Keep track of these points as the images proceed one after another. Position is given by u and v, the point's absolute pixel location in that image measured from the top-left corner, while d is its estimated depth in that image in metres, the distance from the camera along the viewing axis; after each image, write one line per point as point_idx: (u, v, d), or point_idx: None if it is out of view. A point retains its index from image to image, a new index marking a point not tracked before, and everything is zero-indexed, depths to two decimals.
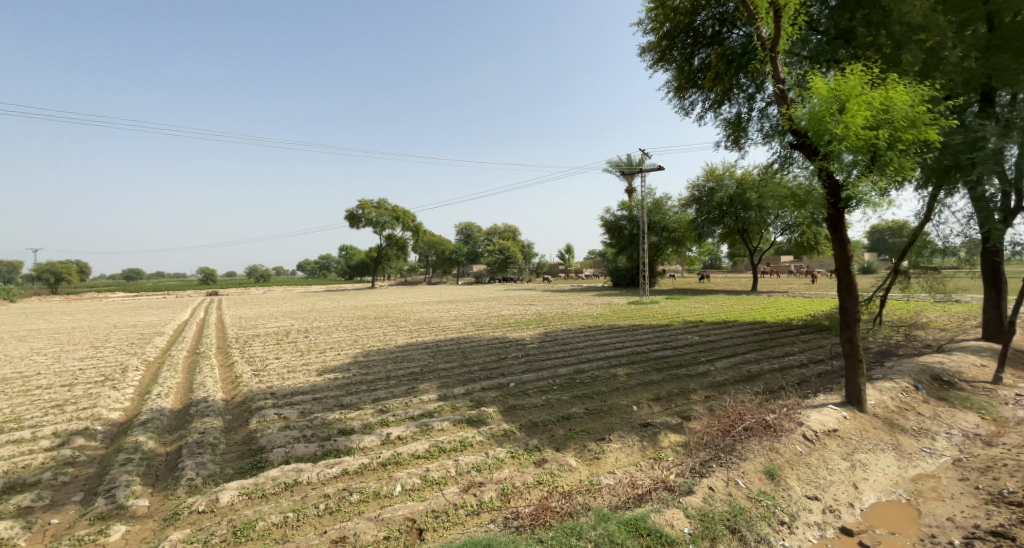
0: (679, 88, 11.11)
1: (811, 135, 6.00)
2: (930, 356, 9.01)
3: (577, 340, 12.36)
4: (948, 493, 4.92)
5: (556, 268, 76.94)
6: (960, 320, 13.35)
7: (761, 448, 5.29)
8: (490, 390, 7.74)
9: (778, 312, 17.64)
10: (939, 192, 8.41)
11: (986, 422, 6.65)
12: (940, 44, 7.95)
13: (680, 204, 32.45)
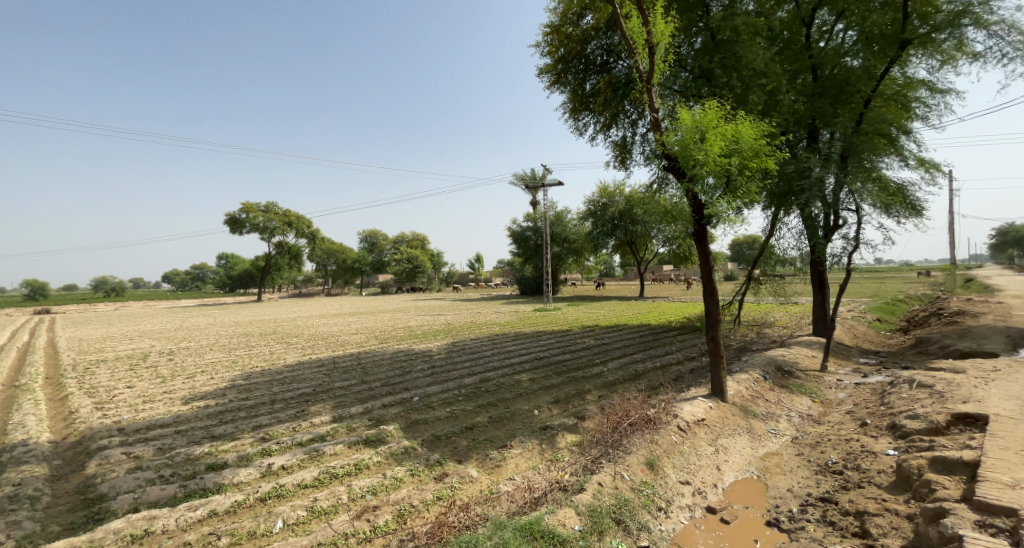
0: (574, 110, 11.85)
1: (680, 160, 6.79)
2: (775, 350, 10.62)
3: (483, 349, 12.41)
4: (788, 467, 5.82)
5: (462, 278, 76.80)
6: (798, 319, 15.95)
7: (644, 441, 5.76)
8: (391, 407, 7.42)
9: (662, 315, 19.46)
10: (780, 212, 9.98)
11: (816, 404, 8.00)
12: (777, 89, 9.52)
13: (579, 218, 34.47)
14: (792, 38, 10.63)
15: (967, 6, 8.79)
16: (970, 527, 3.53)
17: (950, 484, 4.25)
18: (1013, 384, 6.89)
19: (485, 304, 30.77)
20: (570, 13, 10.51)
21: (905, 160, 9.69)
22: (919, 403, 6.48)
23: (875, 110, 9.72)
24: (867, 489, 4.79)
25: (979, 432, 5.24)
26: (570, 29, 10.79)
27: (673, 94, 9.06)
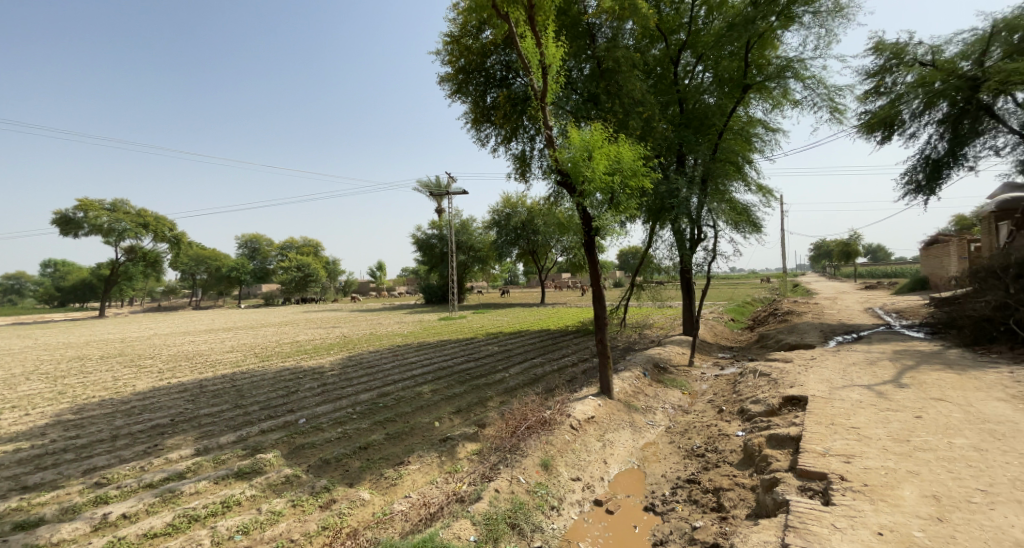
0: (475, 121, 11.95)
1: (571, 176, 7.23)
2: (653, 349, 11.75)
3: (380, 362, 11.80)
4: (663, 454, 6.46)
5: (358, 288, 72.62)
6: (672, 320, 17.82)
7: (539, 443, 5.96)
8: (271, 432, 6.70)
9: (560, 320, 20.39)
10: (656, 226, 11.09)
11: (685, 396, 9.00)
12: (652, 117, 10.62)
13: (484, 227, 34.66)
14: (663, 73, 11.96)
15: (789, 62, 10.72)
16: (796, 491, 4.22)
17: (782, 456, 5.05)
18: (825, 369, 8.45)
19: (386, 314, 29.44)
20: (471, 25, 10.61)
21: (748, 185, 11.45)
22: (761, 389, 7.63)
23: (727, 141, 11.34)
24: (723, 468, 5.50)
25: (803, 410, 6.32)
26: (470, 42, 10.92)
27: (566, 114, 9.60)
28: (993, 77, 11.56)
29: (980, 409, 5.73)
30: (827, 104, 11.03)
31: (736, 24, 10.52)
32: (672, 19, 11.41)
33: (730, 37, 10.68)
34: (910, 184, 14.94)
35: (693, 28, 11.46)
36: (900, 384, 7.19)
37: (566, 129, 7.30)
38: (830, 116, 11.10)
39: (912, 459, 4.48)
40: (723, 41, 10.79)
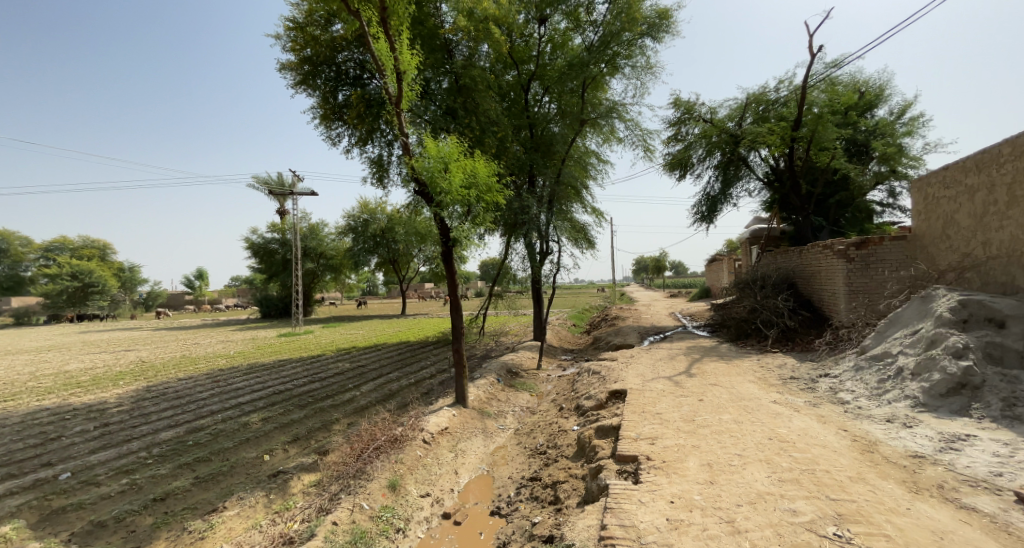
0: (324, 117, 11.02)
1: (428, 185, 7.11)
2: (506, 356, 12.23)
3: (197, 389, 9.93)
4: (511, 457, 6.73)
5: (170, 302, 60.17)
6: (525, 327, 18.83)
7: (386, 464, 5.70)
8: (13, 497, 5.10)
9: (419, 331, 19.93)
10: (510, 240, 11.63)
11: (532, 397, 9.57)
12: (505, 139, 11.11)
13: (337, 232, 31.79)
14: (516, 98, 12.70)
15: (615, 105, 12.39)
16: (615, 475, 4.81)
17: (607, 445, 5.71)
18: (641, 365, 9.88)
19: (209, 331, 24.92)
20: (318, 15, 9.84)
21: (584, 207, 12.84)
22: (594, 386, 8.55)
23: (568, 166, 12.60)
24: (561, 462, 5.99)
25: (623, 402, 7.26)
26: (318, 32, 10.14)
27: (423, 124, 9.42)
28: (747, 135, 15.21)
29: (741, 390, 7.33)
30: (642, 144, 13.04)
31: (574, 64, 11.76)
32: (522, 50, 12.24)
33: (569, 74, 11.85)
34: (699, 214, 18.62)
35: (540, 62, 12.47)
36: (691, 374, 8.80)
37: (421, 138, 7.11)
38: (644, 154, 13.16)
39: (697, 435, 5.49)
40: (564, 78, 11.96)
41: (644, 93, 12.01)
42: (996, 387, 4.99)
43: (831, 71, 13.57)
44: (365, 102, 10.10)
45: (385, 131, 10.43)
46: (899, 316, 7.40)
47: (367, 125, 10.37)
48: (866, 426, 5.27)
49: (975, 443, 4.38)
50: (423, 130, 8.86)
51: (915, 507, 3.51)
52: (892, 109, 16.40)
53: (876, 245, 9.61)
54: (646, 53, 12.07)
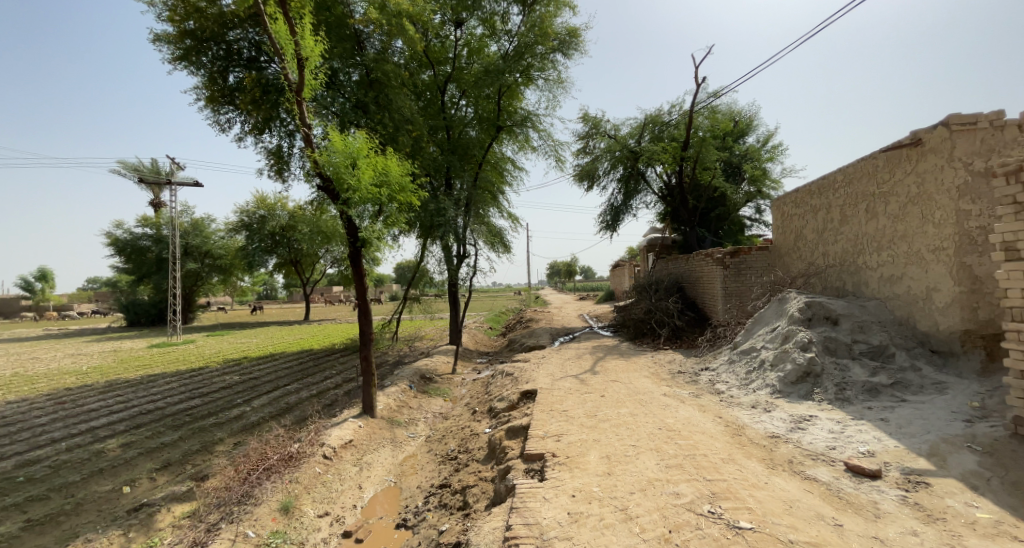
0: (209, 100, 9.91)
1: (333, 181, 6.56)
2: (419, 361, 11.92)
3: (37, 413, 8.36)
4: (420, 465, 6.57)
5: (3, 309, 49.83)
6: (440, 330, 18.53)
7: (278, 485, 5.30)
8: None
9: (324, 338, 18.69)
10: (427, 242, 11.33)
11: (445, 402, 9.44)
12: (421, 137, 10.51)
13: (227, 229, 28.66)
14: (432, 98, 12.39)
15: (529, 114, 12.72)
16: (521, 475, 4.92)
17: (515, 445, 5.82)
18: (551, 365, 10.23)
19: (58, 343, 21.05)
20: None
21: (500, 212, 12.97)
22: (506, 388, 8.66)
23: (484, 171, 12.69)
24: (471, 466, 5.98)
25: (534, 402, 7.45)
26: (203, 4, 9.08)
27: (330, 116, 8.74)
28: (643, 153, 16.53)
29: (639, 385, 7.91)
30: (554, 154, 13.52)
31: (490, 71, 11.86)
32: (438, 50, 12.01)
33: (486, 81, 11.87)
34: (604, 222, 19.83)
35: (456, 65, 12.34)
36: (596, 372, 9.30)
37: (327, 130, 6.56)
38: (556, 164, 13.63)
39: (598, 430, 5.82)
40: (481, 84, 12.00)
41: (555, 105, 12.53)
42: (830, 374, 5.92)
43: (711, 100, 15.20)
44: (260, 86, 9.24)
45: (286, 120, 9.72)
46: (763, 316, 8.51)
47: (263, 112, 9.50)
48: (737, 412, 5.98)
49: (817, 422, 5.18)
50: (329, 122, 8.25)
51: (771, 482, 4.05)
52: (759, 137, 18.89)
53: (747, 254, 11.01)
54: (558, 68, 12.59)
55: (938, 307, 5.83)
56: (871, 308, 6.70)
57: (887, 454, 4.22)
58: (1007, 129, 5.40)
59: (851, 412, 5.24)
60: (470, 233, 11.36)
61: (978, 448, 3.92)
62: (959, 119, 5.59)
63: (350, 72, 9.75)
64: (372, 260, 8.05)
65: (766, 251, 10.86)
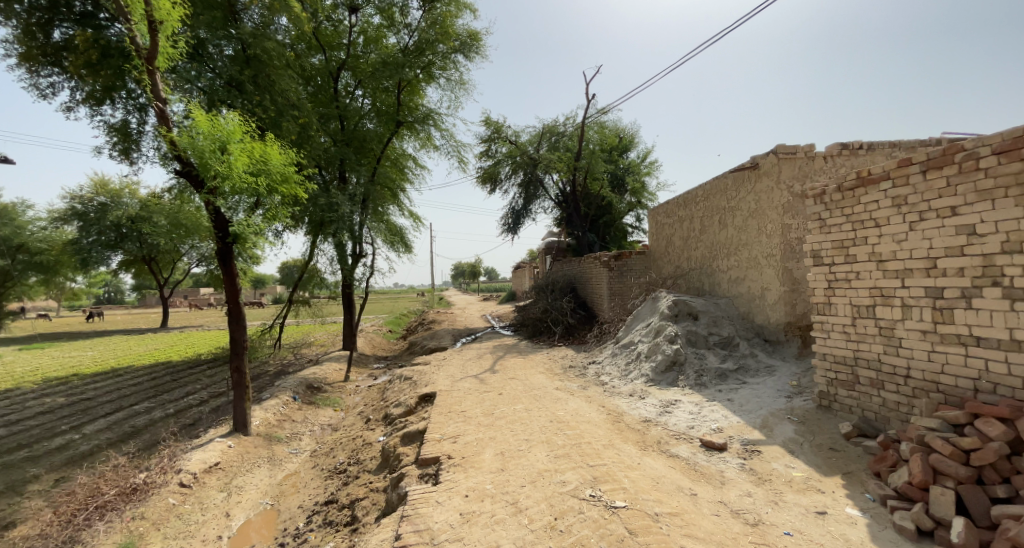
0: (26, 58, 8.16)
1: (196, 165, 5.78)
2: (307, 369, 11.07)
3: None
4: (303, 483, 6.11)
5: None
6: (333, 335, 17.40)
7: (115, 525, 4.66)
8: None
9: (187, 348, 16.42)
10: (316, 239, 10.55)
11: (336, 412, 8.88)
12: (309, 123, 9.52)
13: (52, 219, 23.73)
14: (323, 85, 11.46)
15: (432, 112, 12.47)
16: (415, 481, 4.82)
17: (410, 451, 5.68)
18: (451, 366, 10.18)
19: None
20: None
21: (400, 210, 12.57)
22: (403, 393, 8.41)
23: (382, 167, 12.16)
24: (361, 479, 5.70)
25: (432, 404, 7.34)
26: None
27: (193, 91, 7.69)
28: (541, 160, 17.05)
29: (533, 381, 8.22)
30: (456, 154, 13.43)
31: (389, 63, 11.36)
32: (330, 35, 11.21)
33: (384, 73, 11.29)
34: (506, 225, 20.27)
35: (351, 52, 11.57)
36: (494, 371, 9.46)
37: (190, 107, 5.74)
38: (459, 164, 13.55)
39: (493, 427, 5.93)
40: (379, 76, 11.39)
41: (457, 105, 12.46)
42: (691, 362, 6.73)
43: (600, 115, 16.29)
44: (98, 48, 7.90)
45: (134, 92, 8.35)
46: (640, 313, 9.38)
47: (103, 80, 8.08)
48: (618, 401, 6.52)
49: (681, 405, 5.85)
50: (192, 99, 7.27)
51: (643, 462, 4.48)
52: (639, 153, 20.71)
53: (628, 258, 12.04)
54: (459, 69, 12.59)
55: (770, 304, 6.90)
56: (723, 305, 7.79)
57: (732, 429, 4.92)
58: (817, 159, 6.56)
59: (706, 394, 6.01)
60: (367, 231, 10.80)
61: (795, 419, 4.73)
62: (784, 149, 6.67)
63: (223, 45, 8.37)
64: (250, 261, 7.26)
65: (644, 255, 11.98)
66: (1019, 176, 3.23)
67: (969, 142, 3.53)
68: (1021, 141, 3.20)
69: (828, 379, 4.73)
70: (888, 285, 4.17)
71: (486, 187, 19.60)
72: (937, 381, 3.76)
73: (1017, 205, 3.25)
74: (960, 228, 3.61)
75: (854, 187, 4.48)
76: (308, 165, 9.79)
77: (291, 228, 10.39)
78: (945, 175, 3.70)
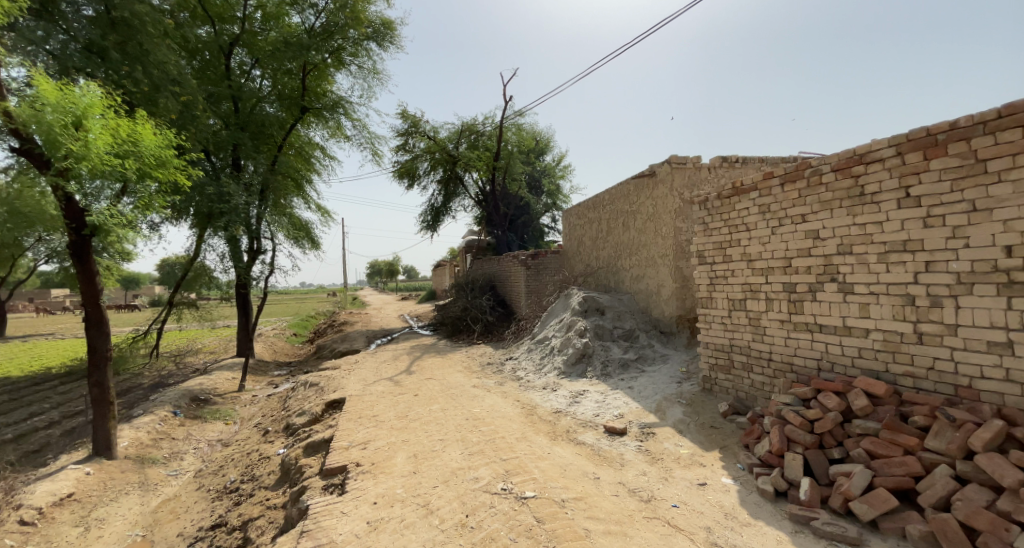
0: None
1: (41, 143, 4.89)
2: (193, 380, 9.90)
3: None
4: (184, 507, 5.49)
5: None
6: (225, 341, 15.73)
7: None
8: None
9: (34, 361, 13.88)
10: (203, 233, 9.50)
11: (227, 426, 8.04)
12: (193, 102, 8.52)
13: None
14: (211, 60, 10.19)
15: (342, 100, 11.83)
16: (318, 493, 4.53)
17: (313, 462, 5.33)
18: (363, 370, 9.72)
19: None
20: None
21: (305, 204, 11.77)
22: (308, 400, 7.87)
23: (283, 156, 11.25)
24: (256, 496, 5.25)
25: (340, 411, 6.96)
26: None
27: (41, 55, 6.50)
28: (461, 159, 17.11)
29: (450, 381, 8.13)
30: (369, 146, 12.85)
31: (292, 44, 10.50)
32: (222, 6, 10.11)
33: (287, 55, 10.42)
34: (425, 222, 19.85)
35: (248, 27, 10.47)
36: (410, 372, 9.21)
37: (32, 73, 4.84)
38: (372, 157, 12.99)
39: (407, 430, 5.78)
40: (280, 57, 10.47)
41: (369, 96, 11.93)
42: (597, 354, 7.13)
43: (517, 117, 16.56)
44: None
45: None
46: (554, 309, 9.73)
47: None
48: (532, 395, 6.69)
49: (588, 395, 6.16)
50: (38, 65, 6.15)
51: (552, 452, 4.65)
52: (553, 156, 21.42)
53: (544, 256, 12.40)
54: (372, 58, 12.10)
55: (664, 298, 7.52)
56: (626, 301, 8.33)
57: (631, 414, 5.29)
58: (702, 169, 7.25)
59: (610, 384, 6.40)
60: (266, 226, 9.92)
61: (684, 401, 5.21)
62: (677, 159, 7.27)
63: (80, 4, 7.16)
64: (119, 258, 6.35)
65: (558, 254, 12.41)
66: (849, 191, 3.82)
67: (815, 160, 4.12)
68: (851, 161, 3.79)
69: (710, 364, 5.26)
70: (756, 282, 4.73)
71: (403, 182, 18.99)
72: (792, 362, 4.35)
73: (848, 214, 3.84)
74: (808, 234, 4.20)
75: (730, 195, 5.01)
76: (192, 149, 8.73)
77: (172, 219, 9.25)
78: (797, 188, 4.27)
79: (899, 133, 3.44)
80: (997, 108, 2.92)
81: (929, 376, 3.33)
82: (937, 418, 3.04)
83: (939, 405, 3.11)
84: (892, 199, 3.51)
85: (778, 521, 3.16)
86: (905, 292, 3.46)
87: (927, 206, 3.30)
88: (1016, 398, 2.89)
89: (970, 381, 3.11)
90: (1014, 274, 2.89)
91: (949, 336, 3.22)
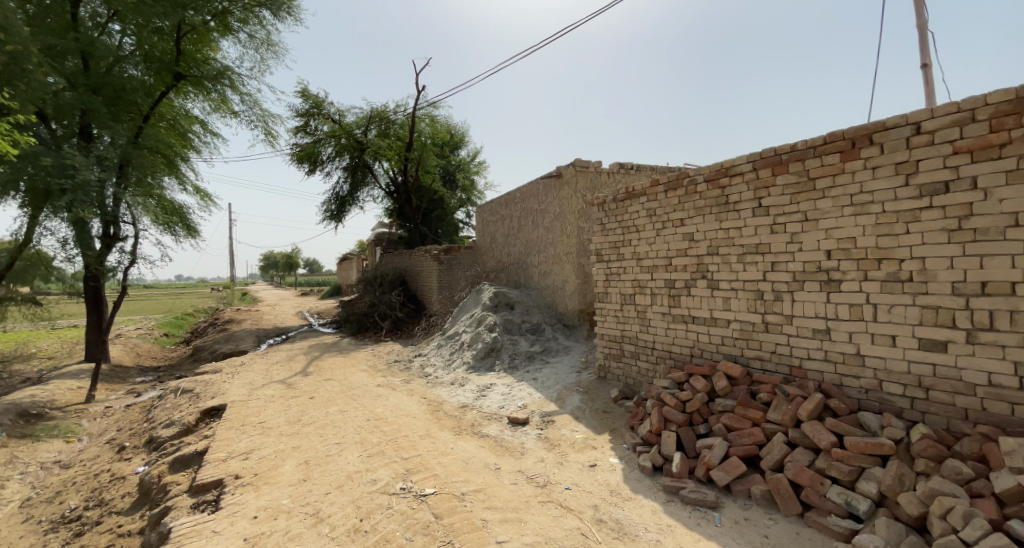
0: None
1: None
2: (21, 391, 8.22)
3: None
4: (6, 542, 4.61)
5: None
6: (70, 344, 13.30)
7: None
8: None
9: None
10: (36, 215, 7.94)
11: (69, 444, 6.80)
12: (24, 54, 7.02)
13: None
14: (51, 5, 8.45)
15: (228, 70, 10.63)
16: (185, 513, 4.04)
17: (181, 478, 4.72)
18: (250, 373, 8.82)
19: None
20: None
21: (181, 185, 10.39)
22: (179, 408, 6.97)
23: (150, 127, 9.79)
24: (105, 524, 4.54)
25: (218, 419, 6.26)
26: None
27: None
28: (370, 146, 16.25)
29: (352, 381, 7.71)
30: (262, 125, 11.70)
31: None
32: None
33: (157, 10, 8.96)
34: (328, 212, 18.57)
35: None
36: (306, 373, 8.57)
37: None
38: (265, 137, 11.86)
39: (298, 436, 5.37)
40: (148, 12, 8.95)
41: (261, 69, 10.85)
42: (502, 349, 7.24)
43: (429, 108, 16.16)
44: None
45: None
46: (464, 304, 9.72)
47: None
48: (439, 391, 6.61)
49: (495, 388, 6.25)
50: None
51: (455, 447, 4.62)
52: (468, 152, 21.28)
53: (456, 252, 12.29)
54: (266, 27, 11.03)
55: (568, 293, 7.86)
56: (534, 296, 8.59)
57: (533, 405, 5.48)
58: (603, 173, 7.69)
59: (516, 376, 6.55)
60: (126, 209, 8.58)
61: (581, 389, 5.51)
62: (580, 163, 7.63)
63: None
64: None
65: (471, 250, 12.37)
66: (717, 199, 4.31)
67: (692, 171, 4.56)
68: (719, 173, 4.26)
69: (605, 353, 5.62)
70: (643, 279, 5.15)
71: (303, 167, 17.59)
72: (671, 350, 4.81)
73: (716, 219, 4.33)
74: (684, 235, 4.66)
75: (624, 199, 5.37)
76: (21, 110, 7.23)
77: None
78: (677, 195, 4.71)
79: (755, 152, 3.95)
80: (824, 135, 3.48)
81: (773, 359, 3.88)
82: (776, 394, 3.55)
83: (779, 383, 3.64)
84: (749, 208, 4.02)
85: (653, 493, 3.49)
86: (756, 288, 3.99)
87: (774, 215, 3.83)
88: (832, 374, 3.47)
89: (801, 362, 3.67)
90: (832, 273, 3.46)
91: (787, 325, 3.77)
